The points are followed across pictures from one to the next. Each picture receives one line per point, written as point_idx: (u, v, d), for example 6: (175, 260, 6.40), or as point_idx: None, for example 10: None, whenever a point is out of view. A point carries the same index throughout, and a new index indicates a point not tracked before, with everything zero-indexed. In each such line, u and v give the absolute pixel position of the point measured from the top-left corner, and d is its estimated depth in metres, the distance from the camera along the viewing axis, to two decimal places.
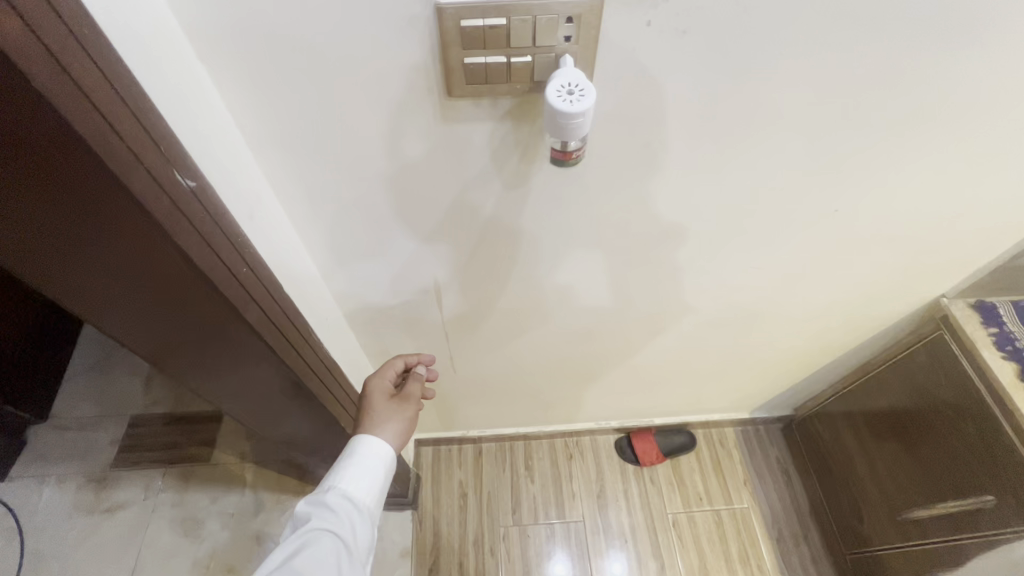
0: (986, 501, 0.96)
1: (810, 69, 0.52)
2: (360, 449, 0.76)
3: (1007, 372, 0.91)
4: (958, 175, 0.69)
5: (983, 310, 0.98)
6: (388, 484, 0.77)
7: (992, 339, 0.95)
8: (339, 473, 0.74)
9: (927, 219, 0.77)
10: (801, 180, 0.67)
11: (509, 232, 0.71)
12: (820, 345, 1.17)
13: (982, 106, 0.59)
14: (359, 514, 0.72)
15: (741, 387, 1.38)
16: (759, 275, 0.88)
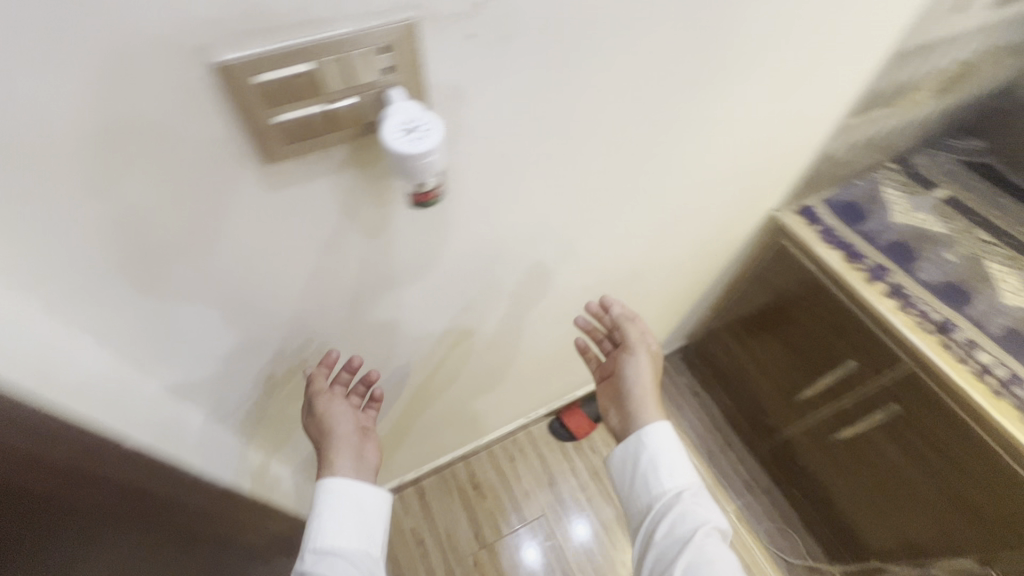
0: (849, 366, 1.12)
1: (629, 47, 0.53)
2: (328, 509, 0.65)
3: (837, 258, 1.06)
4: (764, 108, 0.78)
5: (805, 213, 1.12)
6: (374, 518, 0.69)
7: (819, 235, 1.10)
8: (318, 529, 0.65)
9: (749, 150, 0.86)
10: (647, 146, 0.70)
11: (386, 275, 0.64)
12: (695, 280, 1.28)
13: (769, 47, 0.66)
14: (351, 551, 0.65)
15: (642, 336, 1.47)
16: (633, 239, 0.92)
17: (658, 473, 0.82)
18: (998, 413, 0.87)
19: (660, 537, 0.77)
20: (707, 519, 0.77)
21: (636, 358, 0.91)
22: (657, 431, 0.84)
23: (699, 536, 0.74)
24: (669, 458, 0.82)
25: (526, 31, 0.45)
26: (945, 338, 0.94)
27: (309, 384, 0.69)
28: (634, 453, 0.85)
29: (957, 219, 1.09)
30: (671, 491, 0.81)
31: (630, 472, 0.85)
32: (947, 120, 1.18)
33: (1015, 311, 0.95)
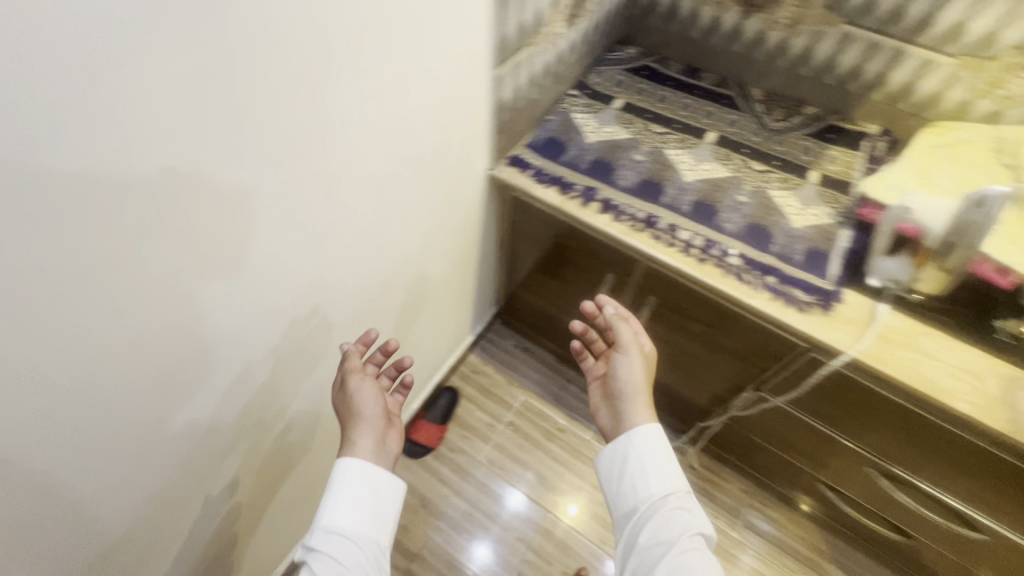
0: (610, 280, 1.23)
1: (120, 84, 0.43)
2: (343, 483, 0.79)
3: (553, 194, 1.10)
4: (395, 85, 0.74)
5: (515, 162, 1.14)
6: (386, 502, 0.81)
7: (533, 179, 1.12)
8: (326, 509, 0.78)
9: (413, 127, 0.83)
10: (274, 168, 0.62)
11: (48, 447, 0.52)
12: (460, 257, 1.27)
13: (343, 25, 0.61)
14: (347, 541, 0.76)
15: (444, 326, 1.45)
16: (352, 257, 0.84)
17: (644, 480, 0.88)
18: (708, 278, 0.98)
19: (644, 535, 0.83)
20: (694, 525, 0.82)
21: (627, 357, 0.97)
22: (642, 437, 0.90)
23: (685, 540, 0.80)
24: (657, 471, 0.88)
25: (47, 90, 0.39)
26: (653, 231, 1.04)
27: (346, 361, 0.86)
28: (620, 458, 0.91)
29: (635, 121, 1.24)
30: (656, 494, 0.87)
31: (617, 470, 0.91)
32: (599, 37, 1.29)
33: (695, 184, 1.11)
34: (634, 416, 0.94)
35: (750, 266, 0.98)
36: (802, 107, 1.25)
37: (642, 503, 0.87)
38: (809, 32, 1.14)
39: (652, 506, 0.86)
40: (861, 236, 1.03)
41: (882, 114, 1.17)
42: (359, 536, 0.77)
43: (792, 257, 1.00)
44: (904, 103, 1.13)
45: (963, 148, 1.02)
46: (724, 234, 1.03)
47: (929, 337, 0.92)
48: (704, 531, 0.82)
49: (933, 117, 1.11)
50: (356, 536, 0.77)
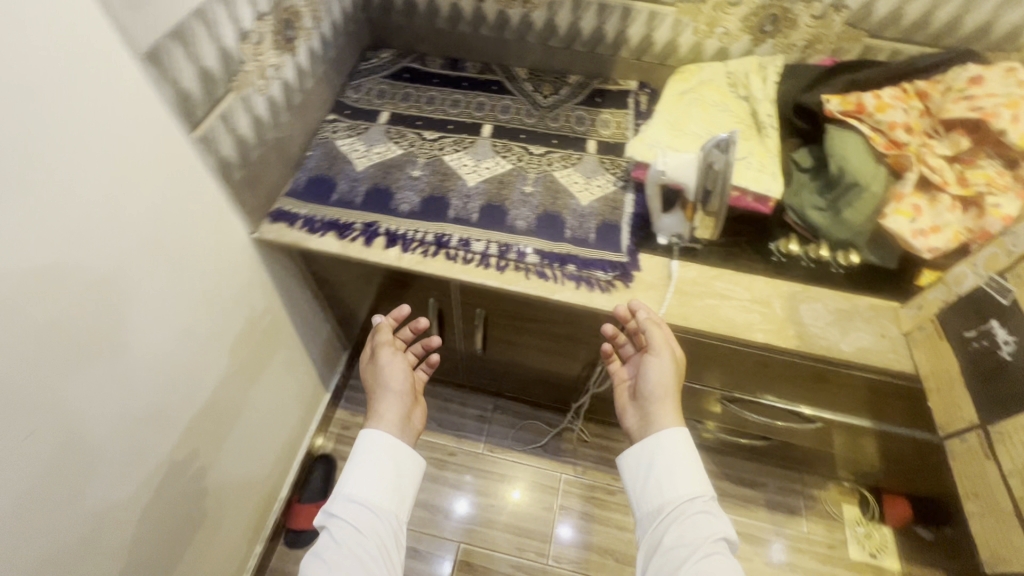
0: (434, 303, 1.16)
1: None
2: (366, 451, 0.80)
3: (332, 241, 0.98)
4: (78, 187, 0.59)
5: (280, 217, 0.99)
6: (408, 483, 0.82)
7: (305, 231, 0.99)
8: (350, 481, 0.78)
9: (128, 226, 0.68)
10: None
11: (47, 428, 0.60)
12: (274, 328, 1.12)
13: None
14: (373, 514, 0.76)
15: (292, 399, 1.29)
16: (138, 373, 0.73)
17: (670, 484, 0.78)
18: (513, 285, 0.94)
19: (668, 537, 0.73)
20: (718, 528, 0.73)
21: (660, 360, 0.84)
22: (670, 445, 0.80)
23: (707, 545, 0.71)
24: (679, 473, 0.78)
25: None
26: (447, 251, 0.97)
27: (377, 334, 0.93)
28: (647, 465, 0.81)
29: (406, 134, 1.14)
30: (682, 498, 0.77)
31: (642, 475, 0.81)
32: (340, 50, 1.16)
33: (479, 187, 1.06)
34: (663, 420, 0.83)
35: (549, 261, 0.96)
36: (566, 78, 1.24)
37: (660, 505, 0.77)
38: (543, 5, 1.11)
39: (675, 509, 0.76)
40: (642, 197, 1.05)
41: (635, 69, 1.19)
42: (378, 508, 0.77)
43: (586, 238, 0.99)
44: (649, 55, 1.15)
45: (706, 90, 1.07)
46: (518, 233, 0.99)
47: (720, 280, 0.97)
48: (728, 537, 0.73)
49: (677, 63, 1.16)
50: (379, 507, 0.77)
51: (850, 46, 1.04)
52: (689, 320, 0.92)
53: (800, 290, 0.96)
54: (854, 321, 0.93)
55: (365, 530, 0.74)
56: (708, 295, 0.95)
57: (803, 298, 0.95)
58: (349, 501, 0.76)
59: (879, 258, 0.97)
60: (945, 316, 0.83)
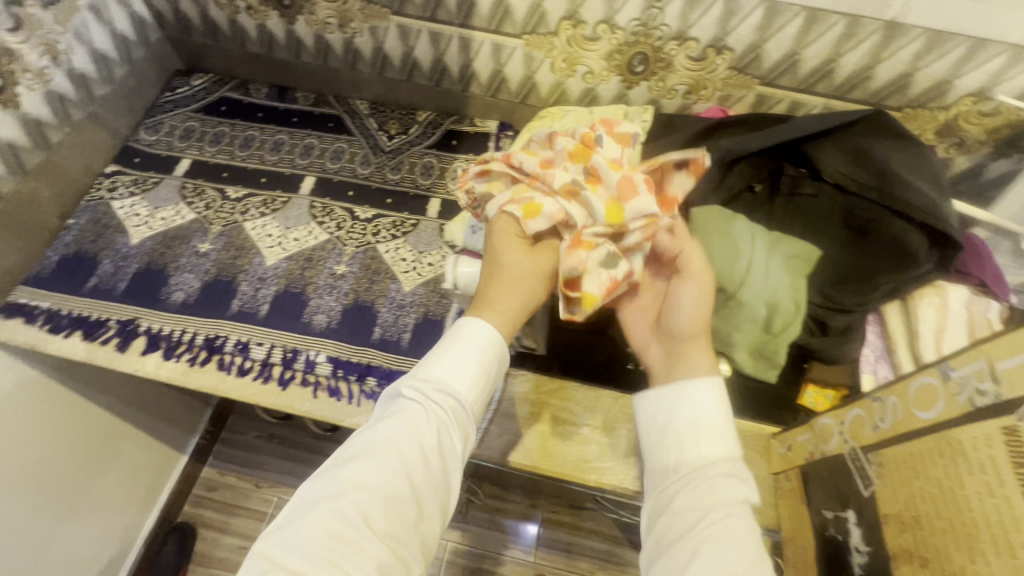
0: None
1: None
2: (466, 338, 0.58)
3: (76, 344, 0.78)
4: None
5: (12, 311, 0.79)
6: (498, 379, 0.60)
7: (45, 329, 0.79)
8: (438, 357, 0.57)
9: None
10: None
11: None
12: (38, 422, 0.99)
13: None
14: (463, 407, 0.56)
15: (89, 476, 1.13)
16: None
17: (690, 441, 0.56)
18: (295, 405, 0.76)
19: (677, 503, 0.53)
20: (744, 497, 0.52)
21: (696, 288, 0.60)
22: (694, 407, 0.57)
23: (722, 514, 0.50)
24: (712, 426, 0.56)
25: None
26: (219, 358, 0.78)
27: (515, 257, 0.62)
28: (665, 417, 0.59)
29: (204, 190, 0.93)
30: (710, 459, 0.54)
31: (660, 418, 0.59)
32: (122, 84, 0.92)
33: (280, 266, 0.86)
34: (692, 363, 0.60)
35: (344, 373, 0.77)
36: (414, 114, 1.01)
37: (678, 459, 0.56)
38: (366, 30, 0.88)
39: (690, 477, 0.54)
40: None
41: (494, 108, 0.97)
42: (456, 403, 0.56)
43: (398, 341, 0.80)
44: (506, 93, 0.93)
45: None
46: (312, 334, 0.80)
47: (559, 396, 0.79)
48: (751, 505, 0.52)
49: (540, 103, 0.93)
50: (466, 404, 0.56)
51: (741, 94, 0.82)
52: (513, 454, 0.73)
53: None
54: None
55: (444, 427, 0.54)
56: (538, 421, 0.76)
57: None
58: (431, 376, 0.56)
59: (752, 368, 0.76)
60: (804, 473, 0.66)
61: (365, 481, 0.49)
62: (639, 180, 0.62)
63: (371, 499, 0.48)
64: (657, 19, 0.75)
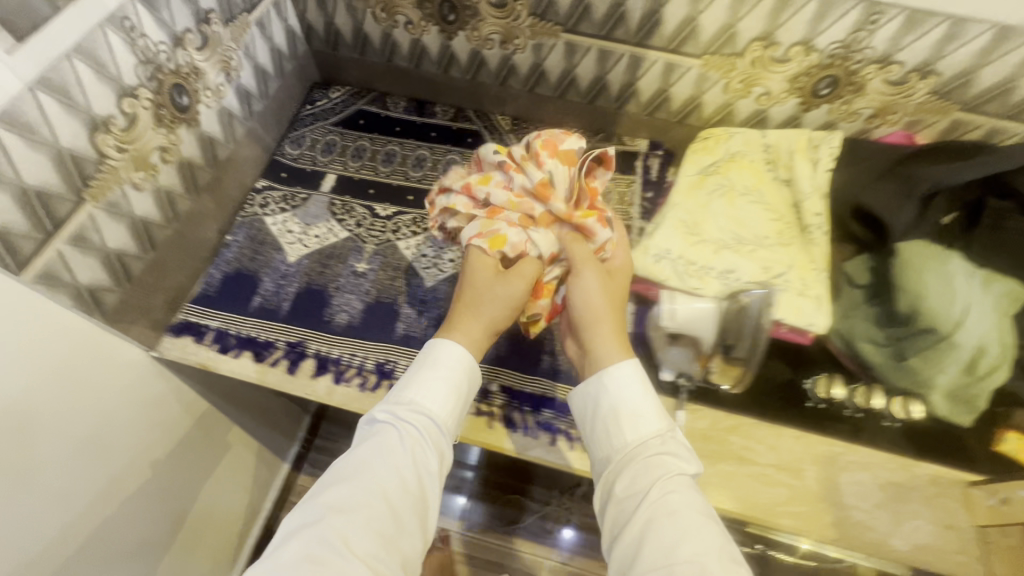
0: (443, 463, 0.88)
1: None
2: (435, 365, 0.60)
3: (247, 364, 0.78)
4: None
5: (183, 329, 0.79)
6: (472, 395, 0.63)
7: (216, 349, 0.78)
8: (412, 384, 0.59)
9: None
10: None
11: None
12: (184, 446, 0.86)
13: None
14: (438, 429, 0.58)
15: (232, 503, 1.07)
16: (78, 426, 0.65)
17: (622, 423, 0.59)
18: (471, 435, 0.74)
19: (620, 487, 0.55)
20: (677, 469, 0.54)
21: (586, 282, 0.66)
22: (617, 380, 0.60)
23: (660, 489, 0.52)
24: (639, 403, 0.59)
25: None
26: (390, 384, 0.77)
27: (478, 274, 0.67)
28: (595, 402, 0.61)
29: (353, 207, 0.92)
30: (634, 442, 0.57)
31: (586, 407, 0.62)
32: (273, 98, 0.92)
33: (438, 289, 0.84)
34: (609, 353, 0.63)
35: (518, 404, 0.75)
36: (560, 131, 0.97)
37: (613, 442, 0.59)
38: (529, 47, 0.85)
39: (625, 458, 0.57)
40: (641, 309, 0.80)
41: (646, 126, 0.94)
42: (431, 426, 0.57)
43: (569, 371, 0.78)
44: (664, 112, 0.90)
45: (735, 169, 0.83)
46: (481, 361, 0.78)
47: (737, 433, 0.76)
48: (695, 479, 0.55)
49: (698, 122, 0.90)
50: (440, 422, 0.58)
51: (934, 120, 0.78)
52: None
53: (841, 451, 0.75)
54: (910, 502, 0.71)
55: (419, 449, 0.56)
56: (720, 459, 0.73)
57: (844, 463, 0.74)
58: (411, 403, 0.58)
59: (945, 412, 0.74)
60: None
61: (342, 506, 0.50)
62: (593, 220, 0.68)
63: (348, 524, 0.48)
64: (863, 42, 0.70)
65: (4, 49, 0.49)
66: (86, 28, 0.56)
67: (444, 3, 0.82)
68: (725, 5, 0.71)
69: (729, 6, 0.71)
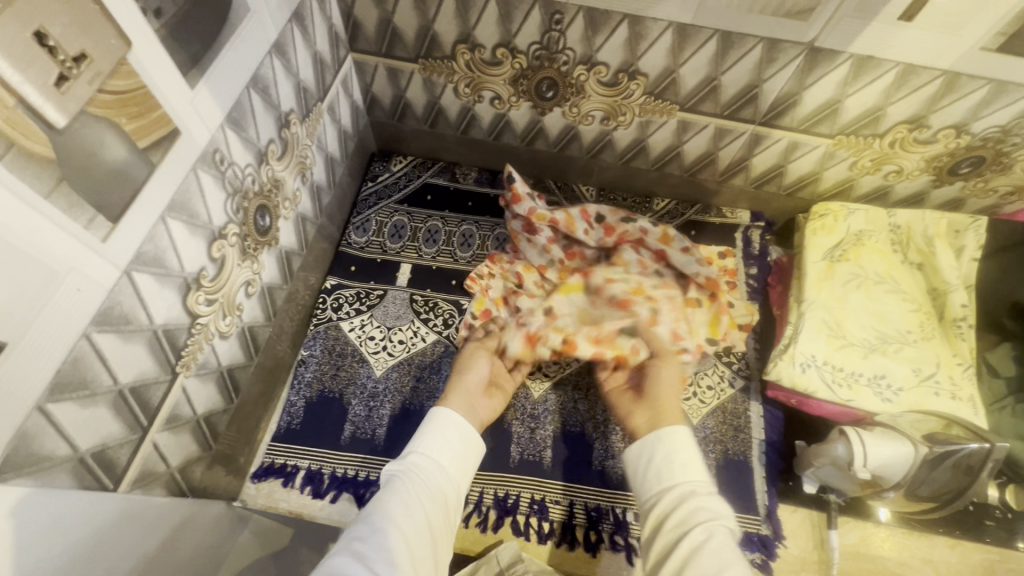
0: None
1: None
2: (435, 425, 0.56)
3: (348, 511, 0.67)
4: None
5: (268, 473, 0.68)
6: (476, 460, 0.57)
7: (307, 493, 0.67)
8: (417, 441, 0.54)
9: None
10: None
11: None
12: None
13: None
14: (444, 477, 0.52)
15: None
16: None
17: (670, 468, 0.52)
18: None
19: (670, 520, 0.48)
20: (719, 515, 0.47)
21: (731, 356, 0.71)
22: (671, 442, 0.53)
23: (705, 529, 0.45)
24: (684, 458, 0.52)
25: None
26: (514, 522, 0.68)
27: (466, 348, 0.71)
28: (644, 464, 0.54)
29: (436, 303, 0.81)
30: (682, 486, 0.50)
31: (644, 468, 0.54)
32: (338, 184, 0.80)
33: (549, 399, 0.75)
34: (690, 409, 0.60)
35: None
36: (650, 202, 0.89)
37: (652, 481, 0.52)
38: (634, 123, 0.76)
39: (673, 497, 0.49)
40: (771, 411, 0.74)
41: (748, 197, 0.86)
42: (441, 474, 0.52)
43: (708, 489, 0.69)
44: (774, 185, 0.82)
45: (863, 254, 0.76)
46: (610, 486, 0.70)
47: (889, 547, 0.70)
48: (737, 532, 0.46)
49: (810, 196, 0.83)
50: (447, 477, 0.52)
51: None
52: None
53: (998, 559, 0.70)
54: None
55: (424, 493, 0.49)
56: None
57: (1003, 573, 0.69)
58: (420, 454, 0.53)
59: None
60: None
61: (360, 536, 0.43)
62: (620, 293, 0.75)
63: (370, 549, 0.41)
64: None
65: (99, 237, 0.37)
66: (181, 177, 0.45)
67: (543, 81, 0.72)
68: (880, 89, 0.63)
69: (883, 92, 0.64)
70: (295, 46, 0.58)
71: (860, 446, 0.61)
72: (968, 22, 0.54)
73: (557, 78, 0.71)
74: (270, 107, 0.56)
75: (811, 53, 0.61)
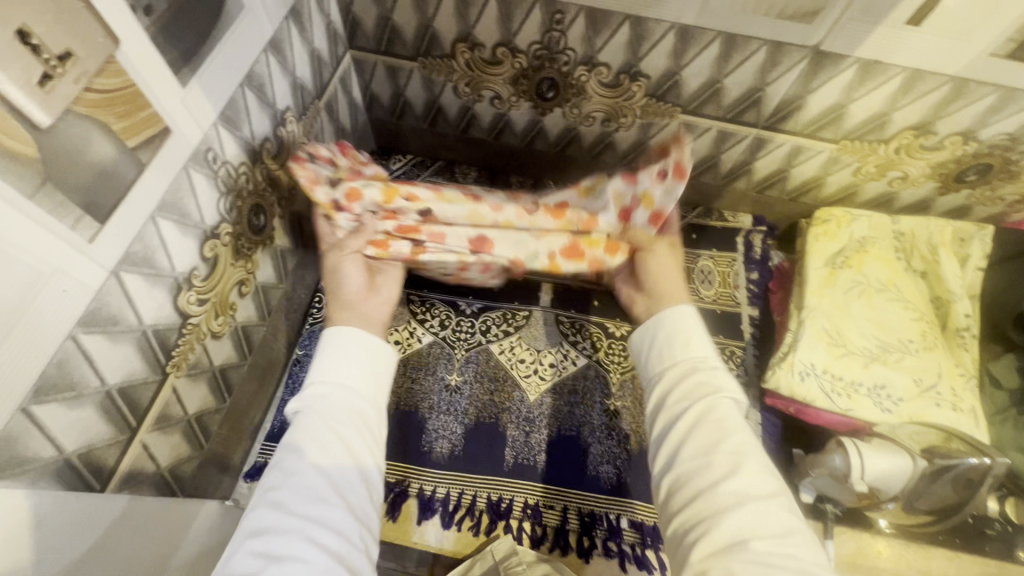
0: None
1: None
2: (331, 341, 0.50)
3: None
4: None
5: (261, 472, 0.66)
6: (391, 359, 0.52)
7: None
8: (317, 363, 0.49)
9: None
10: None
11: None
12: None
13: None
14: (355, 397, 0.47)
15: None
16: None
17: (673, 346, 0.51)
18: None
19: (678, 392, 0.47)
20: (724, 388, 0.47)
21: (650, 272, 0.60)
22: (675, 318, 0.52)
23: (713, 402, 0.45)
24: (687, 335, 0.51)
25: None
26: (507, 526, 0.67)
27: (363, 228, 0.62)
28: (649, 338, 0.53)
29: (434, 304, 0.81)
30: (690, 359, 0.49)
31: (646, 346, 0.53)
32: None
33: (544, 403, 0.75)
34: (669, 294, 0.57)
35: (653, 542, 0.67)
36: None
37: (671, 402, 0.48)
38: (635, 125, 0.75)
39: (683, 371, 0.49)
40: (769, 419, 0.72)
41: (751, 201, 0.85)
42: (350, 394, 0.47)
43: None
44: (776, 190, 0.81)
45: (866, 261, 0.75)
46: (603, 492, 0.70)
47: (886, 558, 0.69)
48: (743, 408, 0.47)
49: (813, 201, 0.82)
50: (353, 393, 0.47)
51: None
52: None
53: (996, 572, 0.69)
54: None
55: (342, 422, 0.45)
56: None
57: None
58: (324, 378, 0.48)
59: None
60: None
61: (276, 484, 0.41)
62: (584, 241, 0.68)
63: (288, 496, 0.40)
64: None
65: (85, 238, 0.37)
66: (173, 175, 0.44)
67: (544, 81, 0.71)
68: (885, 94, 0.62)
69: (889, 98, 0.62)
70: (291, 43, 0.58)
71: (858, 456, 0.63)
72: (976, 28, 0.53)
73: (558, 79, 0.70)
74: (266, 105, 0.56)
75: (816, 57, 0.60)
